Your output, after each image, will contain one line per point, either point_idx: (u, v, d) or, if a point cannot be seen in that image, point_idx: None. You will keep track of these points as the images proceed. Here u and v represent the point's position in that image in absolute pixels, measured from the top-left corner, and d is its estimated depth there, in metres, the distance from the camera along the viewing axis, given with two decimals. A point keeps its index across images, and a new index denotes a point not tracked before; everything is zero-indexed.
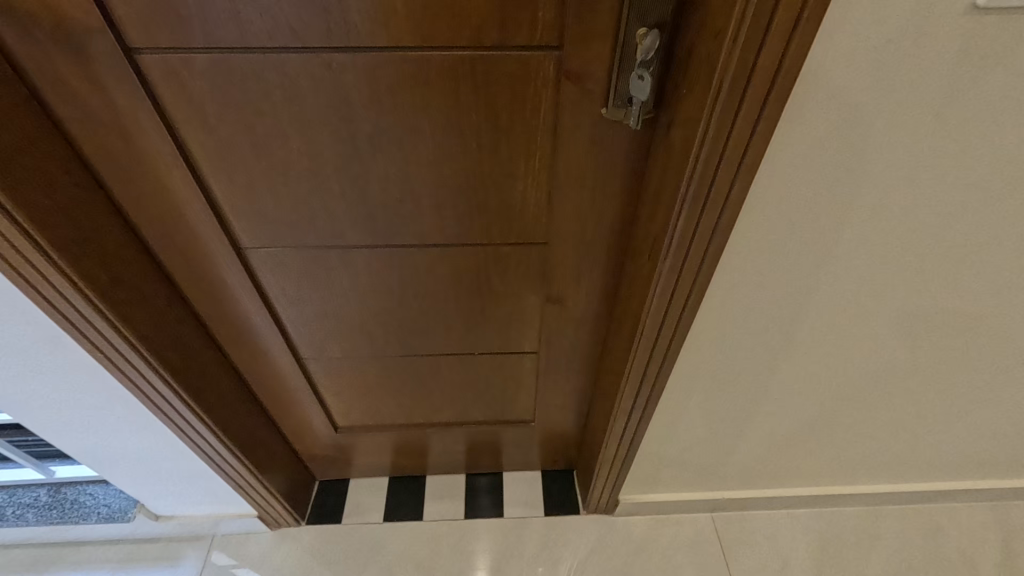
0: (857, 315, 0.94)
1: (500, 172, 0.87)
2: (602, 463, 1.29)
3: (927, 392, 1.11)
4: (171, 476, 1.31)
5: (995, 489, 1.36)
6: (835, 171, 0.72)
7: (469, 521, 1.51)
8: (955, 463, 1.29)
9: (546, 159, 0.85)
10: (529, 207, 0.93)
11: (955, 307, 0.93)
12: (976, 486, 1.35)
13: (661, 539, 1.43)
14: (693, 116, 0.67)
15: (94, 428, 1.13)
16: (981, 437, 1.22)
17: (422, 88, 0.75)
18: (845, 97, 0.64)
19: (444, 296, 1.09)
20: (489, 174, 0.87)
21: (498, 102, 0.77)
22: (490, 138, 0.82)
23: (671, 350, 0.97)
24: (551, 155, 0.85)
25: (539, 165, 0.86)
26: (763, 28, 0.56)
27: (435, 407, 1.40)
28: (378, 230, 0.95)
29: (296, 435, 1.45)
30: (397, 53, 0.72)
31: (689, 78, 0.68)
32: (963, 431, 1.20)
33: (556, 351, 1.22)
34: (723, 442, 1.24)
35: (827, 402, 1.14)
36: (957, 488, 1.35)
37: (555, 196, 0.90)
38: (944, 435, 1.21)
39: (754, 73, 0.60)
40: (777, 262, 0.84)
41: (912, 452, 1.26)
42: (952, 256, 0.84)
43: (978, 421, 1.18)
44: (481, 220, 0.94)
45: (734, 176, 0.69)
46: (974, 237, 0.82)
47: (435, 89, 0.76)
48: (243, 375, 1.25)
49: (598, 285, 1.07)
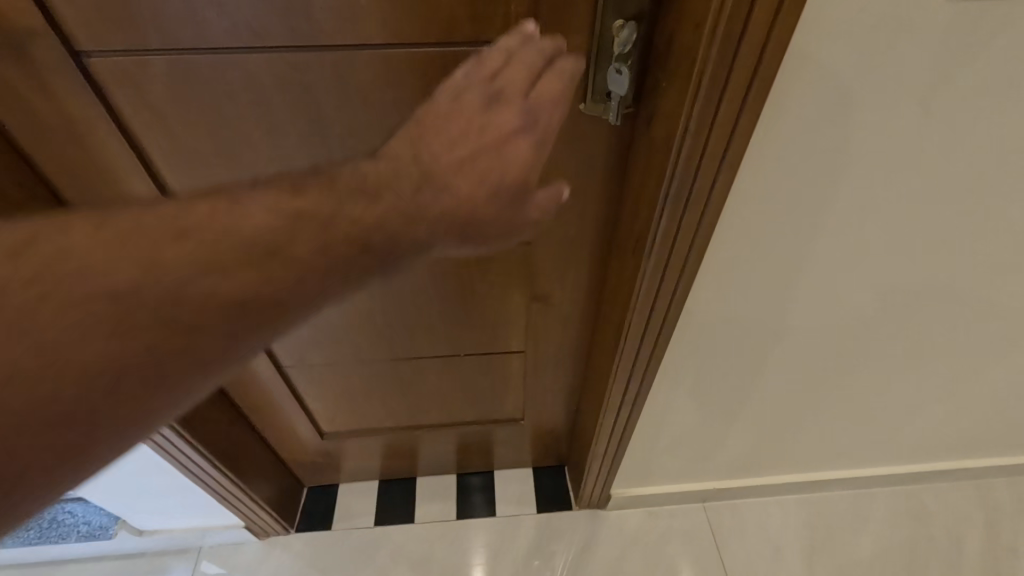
0: (842, 302, 0.95)
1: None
2: (593, 459, 1.29)
3: (911, 375, 1.12)
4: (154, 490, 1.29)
5: (978, 467, 1.38)
6: (819, 160, 0.71)
7: (462, 522, 1.50)
8: (939, 443, 1.31)
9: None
10: None
11: (937, 290, 0.94)
12: (959, 464, 1.37)
13: (654, 532, 1.43)
14: (673, 109, 0.66)
15: None
16: (965, 417, 1.24)
17: (394, 88, 0.73)
18: (827, 86, 0.63)
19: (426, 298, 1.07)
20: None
21: None
22: None
23: (658, 347, 0.97)
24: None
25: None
26: (743, 19, 0.55)
27: (422, 409, 1.38)
28: None
29: (281, 442, 1.43)
30: (367, 52, 0.69)
31: (668, 72, 0.67)
32: (946, 412, 1.22)
33: (543, 349, 1.21)
34: (713, 433, 1.25)
35: (814, 389, 1.14)
36: (942, 468, 1.37)
37: None
38: (928, 417, 1.23)
39: (734, 62, 0.58)
40: (762, 253, 0.84)
41: (898, 435, 1.28)
42: (935, 241, 0.85)
43: (961, 402, 1.19)
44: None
45: (717, 169, 0.68)
46: (956, 222, 0.82)
47: (407, 88, 0.73)
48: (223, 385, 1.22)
49: (583, 281, 1.05)
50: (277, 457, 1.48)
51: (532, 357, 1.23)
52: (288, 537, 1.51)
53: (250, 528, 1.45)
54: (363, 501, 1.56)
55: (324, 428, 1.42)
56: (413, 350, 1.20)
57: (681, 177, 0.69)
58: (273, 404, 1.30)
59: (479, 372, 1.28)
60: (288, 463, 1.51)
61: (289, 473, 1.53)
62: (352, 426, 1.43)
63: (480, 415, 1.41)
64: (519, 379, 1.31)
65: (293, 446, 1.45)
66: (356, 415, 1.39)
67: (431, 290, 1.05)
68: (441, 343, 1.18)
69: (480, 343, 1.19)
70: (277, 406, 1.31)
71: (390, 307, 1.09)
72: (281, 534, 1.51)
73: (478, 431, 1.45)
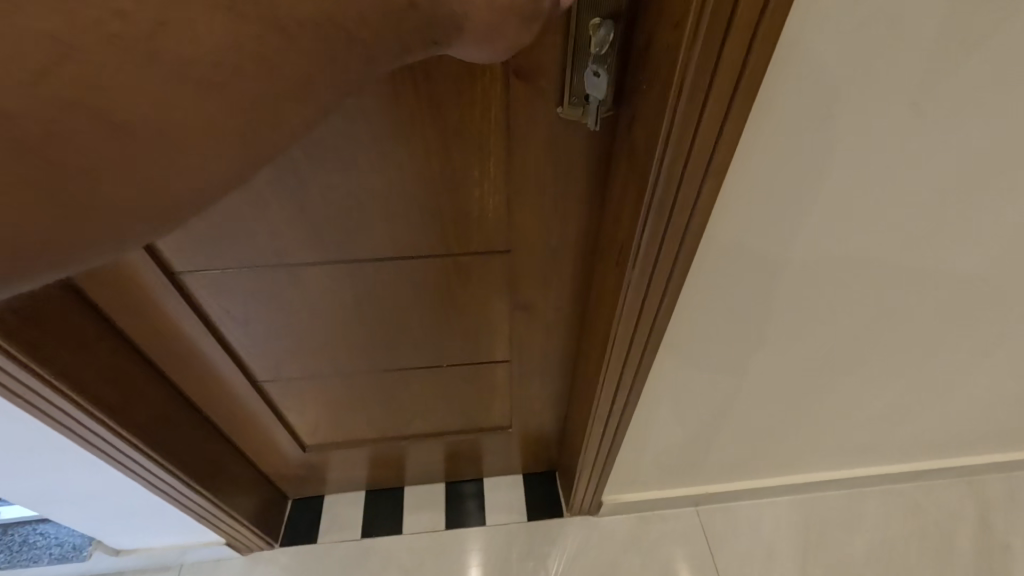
0: (830, 304, 0.93)
1: (451, 177, 0.81)
2: (583, 468, 1.26)
3: (902, 375, 1.12)
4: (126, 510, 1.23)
5: (969, 464, 1.38)
6: (805, 163, 0.69)
7: (451, 532, 1.46)
8: (930, 442, 1.31)
9: (502, 163, 0.80)
10: (487, 212, 0.87)
11: (926, 290, 0.93)
12: (951, 461, 1.37)
13: (648, 538, 1.40)
14: (655, 115, 0.62)
15: (30, 469, 1.04)
16: (955, 416, 1.23)
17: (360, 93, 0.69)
18: (814, 87, 0.61)
19: (404, 308, 1.03)
20: (442, 179, 0.81)
21: (444, 103, 0.71)
22: (439, 142, 0.76)
23: (645, 355, 0.94)
24: (506, 159, 0.79)
25: (495, 169, 0.81)
26: (726, 18, 0.51)
27: (406, 420, 1.34)
28: (326, 243, 0.89)
29: (261, 456, 1.38)
30: None
31: (649, 72, 0.63)
32: (938, 411, 1.21)
33: (528, 358, 1.17)
34: (704, 438, 1.22)
35: (806, 391, 1.13)
36: (933, 465, 1.37)
37: (515, 200, 0.84)
38: (919, 416, 1.22)
39: (717, 66, 0.55)
40: (749, 257, 0.81)
41: (890, 434, 1.27)
42: (923, 241, 0.83)
43: (952, 401, 1.19)
44: (437, 228, 0.88)
45: (702, 176, 0.65)
46: (944, 222, 0.81)
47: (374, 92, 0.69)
48: (193, 400, 1.16)
49: (568, 289, 1.02)
50: (257, 470, 1.42)
51: (518, 366, 1.19)
52: (272, 552, 1.45)
53: (230, 545, 1.39)
54: (349, 513, 1.52)
55: (305, 442, 1.37)
56: (393, 362, 1.16)
57: (662, 182, 0.66)
58: (249, 418, 1.25)
59: (463, 382, 1.24)
60: (269, 476, 1.45)
61: (271, 486, 1.48)
62: (334, 438, 1.38)
63: (466, 424, 1.37)
64: (505, 388, 1.28)
65: (274, 460, 1.40)
66: (337, 427, 1.34)
67: (409, 300, 1.01)
68: (422, 354, 1.14)
69: (463, 353, 1.15)
70: (254, 420, 1.26)
71: (367, 318, 1.04)
72: (264, 550, 1.45)
73: (465, 439, 1.41)
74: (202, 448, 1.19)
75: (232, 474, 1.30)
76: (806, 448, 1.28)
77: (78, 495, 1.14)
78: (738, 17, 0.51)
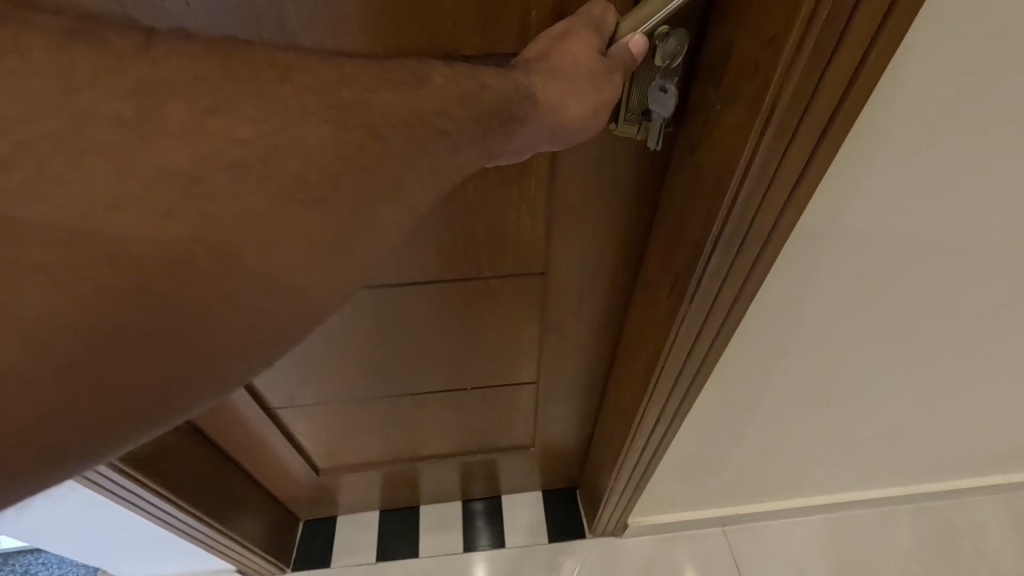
0: (894, 369, 0.81)
1: (489, 201, 0.73)
2: (612, 495, 1.19)
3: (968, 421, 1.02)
4: (128, 540, 1.16)
5: (1010, 485, 1.34)
6: (888, 240, 0.55)
7: (469, 554, 1.39)
8: (977, 467, 1.25)
9: (543, 191, 0.73)
10: (524, 229, 0.78)
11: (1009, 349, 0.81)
12: (993, 484, 1.33)
13: (675, 559, 1.36)
14: (707, 198, 0.49)
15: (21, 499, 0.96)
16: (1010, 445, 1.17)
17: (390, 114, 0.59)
18: (931, 141, 0.45)
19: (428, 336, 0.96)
20: (478, 206, 0.73)
21: None
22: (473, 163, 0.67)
23: (673, 426, 0.84)
24: (550, 188, 0.72)
25: (535, 197, 0.73)
26: (807, 87, 0.38)
27: (424, 445, 1.27)
28: None
29: (269, 482, 1.29)
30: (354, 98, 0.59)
31: (729, 84, 0.44)
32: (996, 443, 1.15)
33: (555, 379, 1.10)
34: (739, 473, 1.15)
35: (860, 438, 1.03)
36: (975, 488, 1.33)
37: (554, 217, 0.75)
38: (976, 448, 1.16)
39: (786, 151, 0.42)
40: (799, 336, 0.70)
41: (939, 463, 1.21)
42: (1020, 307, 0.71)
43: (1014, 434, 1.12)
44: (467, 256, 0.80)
45: (750, 269, 0.53)
46: None
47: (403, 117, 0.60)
48: (197, 427, 1.07)
49: (601, 310, 0.93)
50: (267, 494, 1.34)
51: (543, 387, 1.13)
52: None
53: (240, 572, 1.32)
54: (361, 534, 1.44)
55: (318, 465, 1.30)
56: (412, 390, 1.09)
57: (711, 278, 0.54)
58: (258, 445, 1.16)
59: (485, 405, 1.17)
60: (280, 499, 1.37)
61: (283, 508, 1.40)
62: (348, 461, 1.31)
63: (484, 446, 1.31)
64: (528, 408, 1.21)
65: (284, 484, 1.32)
66: (352, 449, 1.26)
67: (433, 330, 0.94)
68: (445, 380, 1.07)
69: (487, 378, 1.09)
70: (263, 446, 1.18)
71: (387, 344, 0.97)
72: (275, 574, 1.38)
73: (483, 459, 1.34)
74: (208, 476, 1.11)
75: (241, 499, 1.22)
76: (846, 475, 1.21)
77: (75, 525, 1.06)
78: (824, 85, 0.38)
